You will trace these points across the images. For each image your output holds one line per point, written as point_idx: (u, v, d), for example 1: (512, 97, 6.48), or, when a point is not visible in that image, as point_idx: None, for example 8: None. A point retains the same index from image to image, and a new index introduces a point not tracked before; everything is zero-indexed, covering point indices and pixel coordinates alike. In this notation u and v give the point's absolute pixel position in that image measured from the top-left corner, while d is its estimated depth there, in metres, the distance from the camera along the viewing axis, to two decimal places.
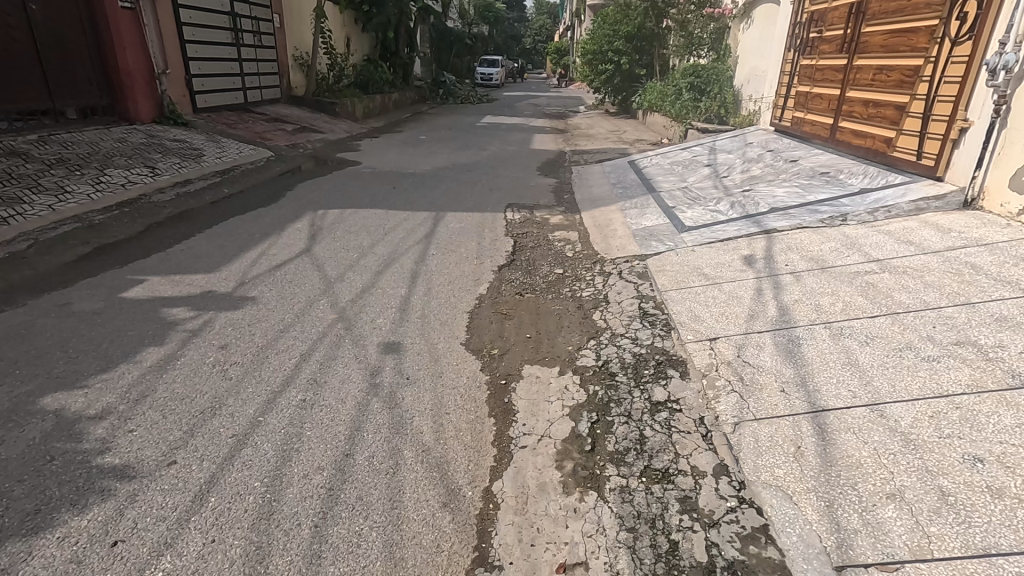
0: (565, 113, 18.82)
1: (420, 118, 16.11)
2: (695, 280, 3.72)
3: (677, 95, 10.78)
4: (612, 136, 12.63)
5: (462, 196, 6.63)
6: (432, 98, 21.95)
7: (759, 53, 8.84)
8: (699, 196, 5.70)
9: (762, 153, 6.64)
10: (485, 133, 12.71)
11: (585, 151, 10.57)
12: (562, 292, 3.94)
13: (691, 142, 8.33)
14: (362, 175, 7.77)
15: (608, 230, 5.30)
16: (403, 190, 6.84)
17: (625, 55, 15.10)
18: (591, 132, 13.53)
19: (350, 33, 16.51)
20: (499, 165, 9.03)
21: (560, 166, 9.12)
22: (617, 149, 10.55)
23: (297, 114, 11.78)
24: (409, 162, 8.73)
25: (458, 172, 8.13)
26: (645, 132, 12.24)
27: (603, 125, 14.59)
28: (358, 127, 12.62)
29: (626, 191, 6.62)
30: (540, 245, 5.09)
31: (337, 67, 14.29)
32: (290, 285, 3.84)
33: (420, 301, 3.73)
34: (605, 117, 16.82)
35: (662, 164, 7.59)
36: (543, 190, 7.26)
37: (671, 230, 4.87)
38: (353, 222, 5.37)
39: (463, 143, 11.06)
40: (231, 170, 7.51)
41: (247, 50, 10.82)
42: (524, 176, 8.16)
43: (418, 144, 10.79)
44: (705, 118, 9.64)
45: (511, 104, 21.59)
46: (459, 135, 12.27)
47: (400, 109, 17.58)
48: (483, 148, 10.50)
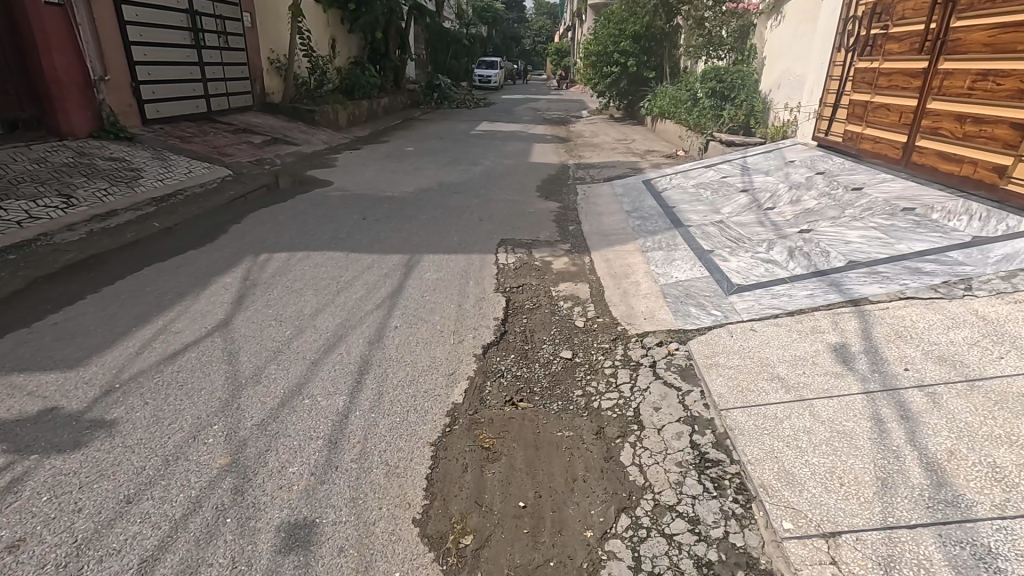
0: (567, 119, 17.62)
1: (410, 125, 14.95)
2: (770, 391, 2.52)
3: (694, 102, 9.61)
4: (620, 145, 11.43)
5: (445, 229, 5.44)
6: (425, 103, 20.74)
7: (792, 53, 7.63)
8: (741, 235, 4.51)
9: (811, 177, 5.44)
10: (479, 144, 11.53)
11: (590, 165, 9.38)
12: (571, 401, 2.74)
13: (716, 158, 7.11)
14: (329, 199, 6.58)
15: (627, 283, 4.11)
16: (374, 222, 5.63)
17: (632, 58, 13.94)
18: (597, 141, 12.35)
19: (335, 33, 15.36)
20: (493, 184, 7.84)
21: (563, 185, 7.93)
22: (627, 163, 9.36)
23: (270, 124, 10.60)
24: (388, 182, 7.54)
25: (444, 195, 6.94)
26: (656, 143, 11.05)
27: (609, 133, 13.40)
28: (339, 137, 11.44)
29: (645, 223, 5.41)
30: (539, 306, 3.90)
31: (318, 71, 13.10)
32: (177, 395, 2.65)
33: (363, 421, 2.54)
34: (610, 123, 15.63)
35: (685, 186, 6.38)
36: (543, 219, 6.07)
37: (713, 289, 3.67)
38: (298, 274, 4.17)
39: (454, 155, 9.88)
40: (173, 194, 6.33)
41: (210, 52, 9.64)
42: (521, 199, 6.97)
43: (404, 157, 9.61)
44: (729, 129, 8.45)
45: (510, 109, 20.38)
46: (450, 146, 11.09)
47: (390, 115, 16.42)
48: (476, 162, 9.33)
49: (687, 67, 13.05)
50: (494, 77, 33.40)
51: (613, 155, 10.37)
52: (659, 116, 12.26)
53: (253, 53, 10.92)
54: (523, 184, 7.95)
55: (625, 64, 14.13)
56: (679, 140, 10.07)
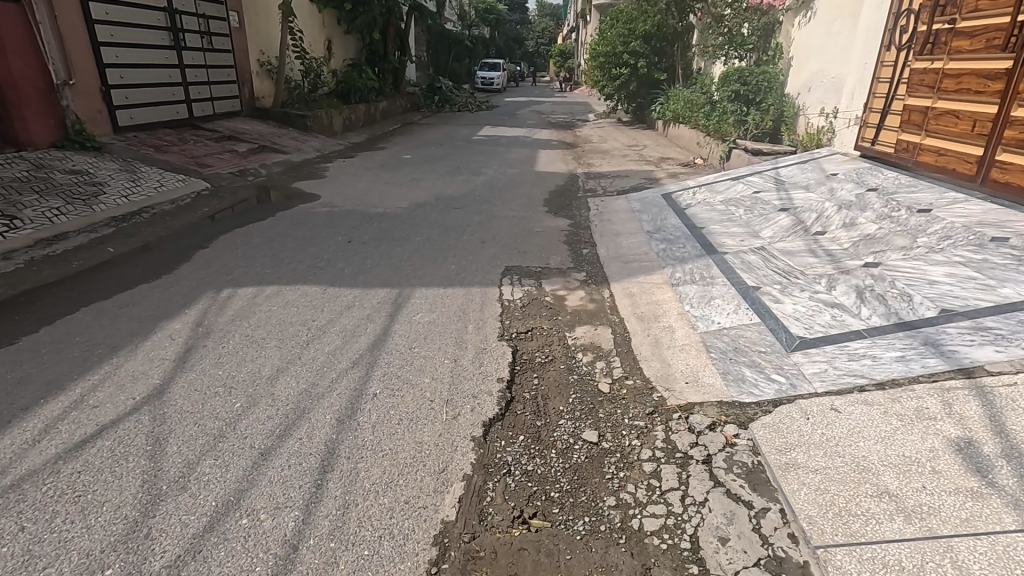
0: (573, 123, 16.89)
1: (409, 130, 14.28)
2: (884, 516, 1.81)
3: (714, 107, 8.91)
4: (631, 152, 10.72)
5: (442, 256, 4.74)
6: (425, 106, 20.07)
7: (826, 53, 6.92)
8: (791, 267, 3.81)
9: (862, 194, 4.73)
10: (482, 150, 10.85)
11: (601, 175, 8.67)
12: (602, 516, 2.04)
13: (744, 170, 6.41)
14: (313, 217, 5.90)
15: (659, 329, 3.41)
16: (361, 246, 4.94)
17: (642, 59, 13.23)
18: (606, 147, 11.66)
19: (331, 34, 14.73)
20: (496, 197, 7.14)
21: (573, 198, 7.22)
22: (641, 172, 8.65)
23: (258, 130, 9.93)
24: (381, 195, 6.85)
25: (442, 211, 6.26)
26: (670, 150, 10.34)
27: (619, 139, 12.69)
28: (333, 144, 10.77)
29: (671, 248, 4.71)
30: (553, 360, 3.21)
31: (311, 73, 12.45)
32: (70, 512, 1.96)
33: (320, 554, 1.85)
34: (619, 128, 14.92)
35: (712, 203, 5.67)
36: (553, 240, 5.37)
37: (769, 344, 2.97)
38: (263, 318, 3.48)
39: (454, 164, 9.20)
40: (139, 211, 5.66)
41: (192, 54, 8.98)
42: (528, 216, 6.27)
43: (399, 166, 8.92)
44: (754, 136, 7.75)
45: (513, 112, 19.69)
46: (451, 153, 10.41)
47: (389, 119, 15.77)
48: (478, 172, 8.63)
49: (701, 68, 12.34)
50: (497, 79, 32.74)
51: (625, 163, 9.65)
52: (673, 120, 11.54)
53: (241, 55, 10.27)
54: (529, 197, 7.25)
55: (635, 66, 13.42)
56: (696, 148, 9.35)
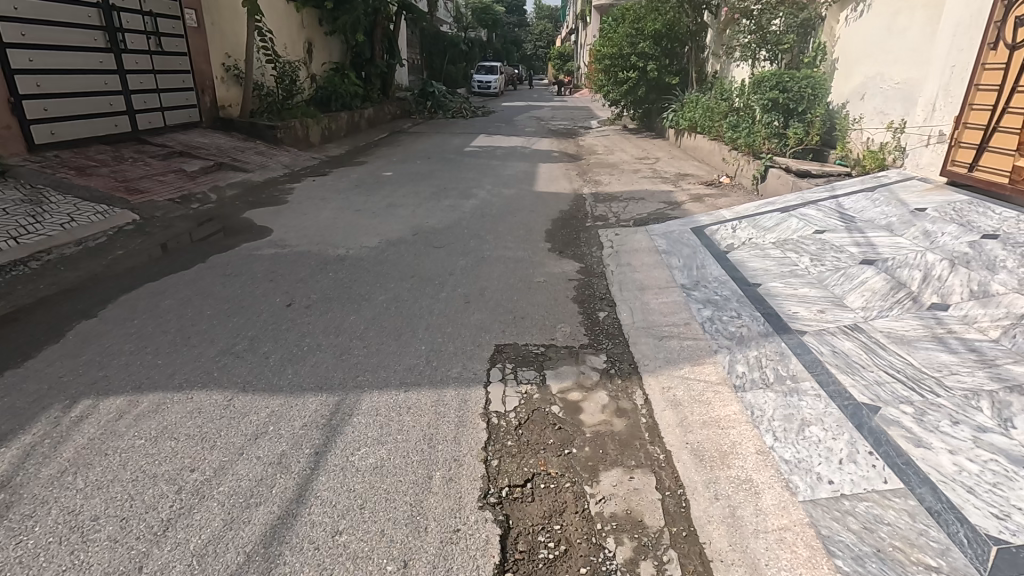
0: (575, 131, 15.62)
1: (397, 140, 13.08)
2: None
3: (744, 119, 7.69)
4: (643, 167, 9.49)
5: (410, 330, 3.50)
6: (417, 113, 18.84)
7: (889, 53, 5.68)
8: (916, 369, 2.58)
9: (978, 243, 3.51)
10: (475, 165, 9.64)
11: (611, 197, 7.46)
12: None
13: (794, 200, 5.19)
14: (255, 262, 4.67)
15: (733, 485, 2.18)
16: (305, 312, 3.70)
17: (653, 62, 11.96)
18: (614, 160, 10.45)
19: (312, 36, 13.54)
20: (487, 229, 5.91)
21: (581, 230, 6.00)
22: (657, 193, 7.44)
23: (217, 145, 8.72)
24: (347, 229, 5.63)
25: (420, 252, 5.03)
26: (688, 165, 9.10)
27: (628, 150, 11.46)
28: (305, 159, 9.55)
29: (722, 318, 3.48)
30: (569, 553, 1.97)
31: (286, 78, 11.23)
32: None
33: None
34: (625, 137, 13.67)
35: (763, 247, 4.44)
36: (558, 298, 4.14)
37: (941, 550, 1.74)
38: (112, 470, 2.22)
39: (441, 184, 7.97)
40: (28, 258, 4.42)
41: (135, 58, 7.79)
42: (526, 257, 5.05)
43: (378, 187, 7.70)
44: (795, 154, 6.53)
45: (510, 119, 18.44)
46: (440, 169, 9.20)
47: (376, 128, 14.56)
48: (468, 194, 7.41)
49: (722, 72, 11.05)
50: (494, 83, 31.50)
51: (638, 181, 8.42)
52: (689, 130, 10.28)
53: (199, 58, 9.06)
54: (527, 228, 6.02)
55: (644, 69, 12.15)
56: (722, 164, 8.11)
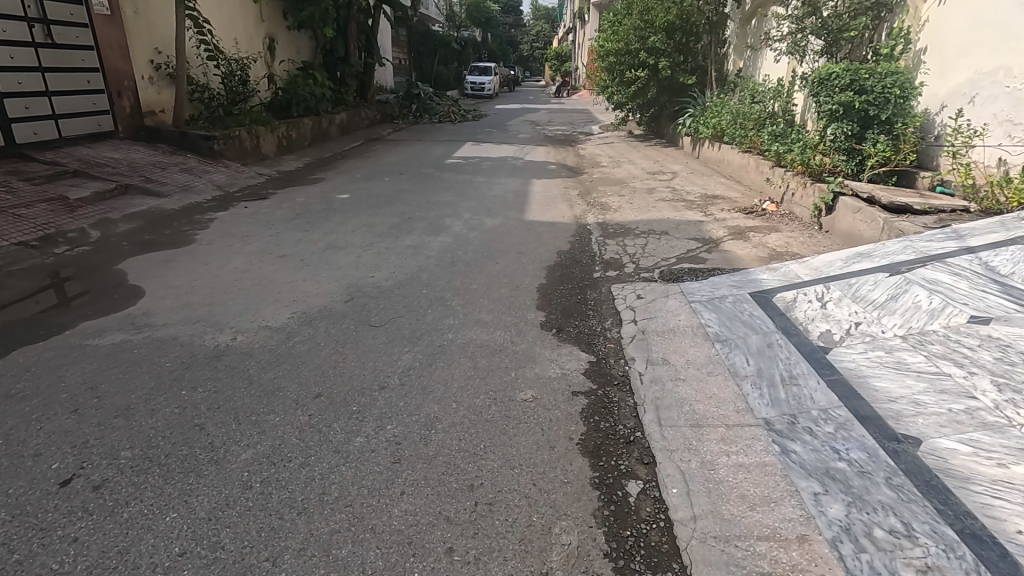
0: (576, 138, 13.89)
1: (371, 150, 11.40)
2: None
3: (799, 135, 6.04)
4: (659, 185, 7.81)
5: (269, 560, 1.82)
6: (400, 117, 17.13)
7: (1022, 37, 3.99)
8: None
9: None
10: (455, 183, 7.96)
11: (625, 229, 5.79)
12: None
13: (906, 255, 3.51)
14: (77, 360, 2.97)
15: None
16: (89, 504, 2.01)
17: (666, 59, 10.26)
18: (622, 175, 8.79)
19: (274, 31, 11.93)
20: (457, 284, 4.23)
21: (588, 286, 4.33)
22: (684, 223, 5.78)
23: (131, 160, 7.04)
24: (253, 290, 3.95)
25: (348, 335, 3.34)
26: (716, 185, 7.42)
27: (638, 162, 9.77)
28: (248, 177, 7.87)
29: (875, 530, 1.81)
30: None
31: (235, 79, 9.55)
32: None
33: None
34: (633, 145, 11.95)
35: (888, 344, 2.76)
36: (556, 444, 2.45)
37: None
38: None
39: (407, 210, 6.28)
40: None
41: (11, 53, 6.47)
42: (507, 342, 3.36)
43: (326, 215, 6.03)
44: (874, 180, 4.87)
45: (503, 124, 16.74)
46: (411, 188, 7.53)
47: (351, 135, 12.90)
48: (440, 226, 5.72)
49: (750, 70, 9.33)
50: (488, 84, 29.75)
51: (656, 204, 6.75)
52: (713, 138, 8.58)
53: (110, 52, 7.43)
54: (513, 281, 4.34)
55: (655, 66, 10.44)
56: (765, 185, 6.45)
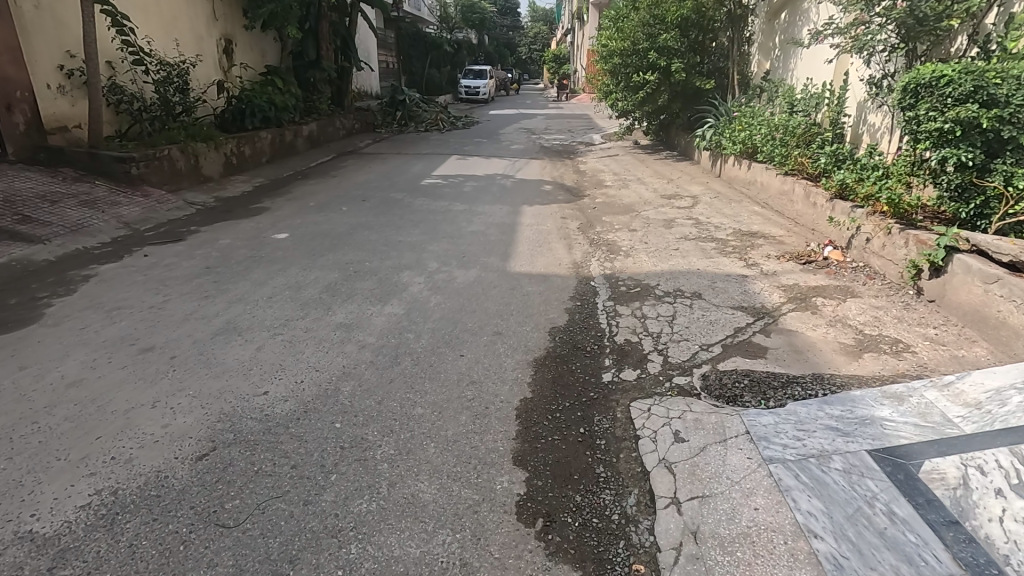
0: (575, 149, 12.40)
1: (341, 166, 9.94)
2: None
3: (873, 168, 4.65)
4: (679, 215, 6.34)
5: None
6: (383, 126, 15.70)
7: None
8: None
9: None
10: (428, 214, 6.49)
11: (641, 288, 4.32)
12: None
13: None
14: None
15: None
16: None
17: (681, 60, 8.80)
18: (631, 199, 7.32)
19: (231, 33, 10.52)
20: (392, 409, 2.75)
21: (595, 404, 2.85)
22: (720, 280, 4.31)
23: (14, 191, 5.62)
24: (56, 432, 2.46)
25: (161, 561, 1.85)
26: (750, 217, 5.94)
27: (649, 182, 8.28)
28: (171, 208, 6.41)
29: None
30: None
31: (174, 87, 8.12)
32: None
33: None
34: (641, 158, 10.46)
35: None
36: None
37: None
38: None
39: (354, 259, 4.81)
40: None
41: None
42: (450, 566, 1.89)
43: (244, 269, 4.56)
44: (1004, 232, 3.39)
45: (496, 133, 15.26)
46: (372, 222, 6.05)
47: (322, 149, 11.47)
48: (391, 287, 4.25)
49: (784, 74, 7.87)
50: (483, 88, 28.24)
51: (678, 245, 5.27)
52: (742, 155, 7.11)
53: None
54: (477, 397, 2.87)
55: (667, 68, 8.99)
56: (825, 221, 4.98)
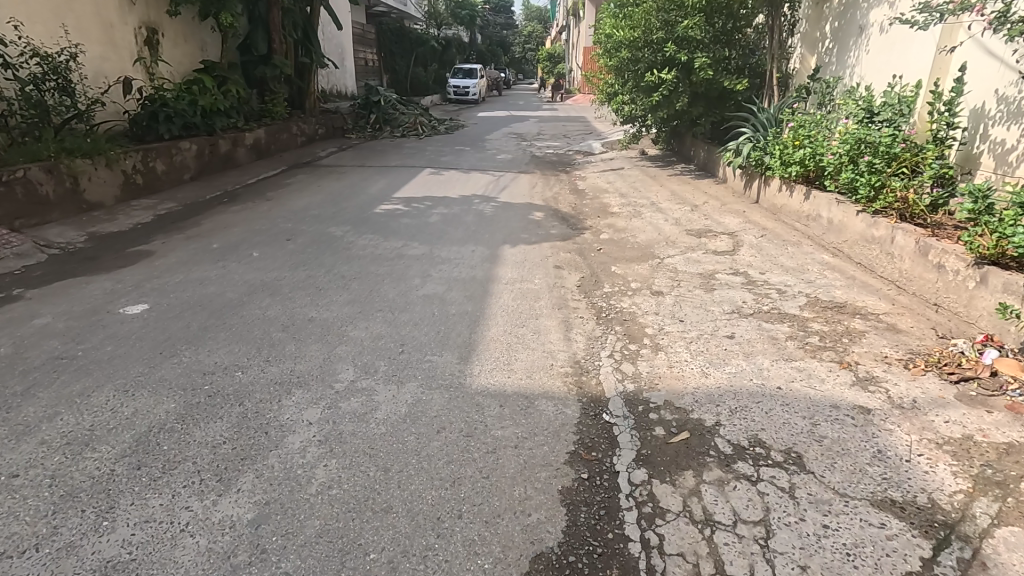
0: (573, 160, 10.60)
1: (285, 183, 8.10)
2: None
3: None
4: (720, 267, 4.54)
5: None
6: (354, 131, 13.89)
7: None
8: None
9: None
10: (371, 263, 4.68)
11: (690, 434, 2.52)
12: None
13: None
14: None
15: None
16: None
17: (706, 54, 7.05)
18: (648, 236, 5.56)
19: (155, 20, 8.69)
20: None
21: None
22: (826, 420, 2.51)
23: None
24: None
25: None
26: (825, 275, 4.15)
27: (668, 209, 6.49)
28: (7, 255, 4.60)
29: None
30: None
31: (56, 86, 6.29)
32: None
33: None
34: (653, 172, 8.69)
35: None
36: None
37: None
38: None
39: (220, 365, 2.99)
40: None
41: None
42: None
43: (21, 389, 2.72)
44: None
45: (483, 139, 13.45)
46: (283, 281, 4.22)
47: (271, 161, 9.65)
48: (250, 439, 2.42)
49: (848, 70, 6.13)
50: (472, 88, 26.39)
51: (732, 328, 3.48)
52: (797, 179, 5.33)
53: None
54: None
55: (687, 63, 7.24)
56: (967, 298, 3.21)
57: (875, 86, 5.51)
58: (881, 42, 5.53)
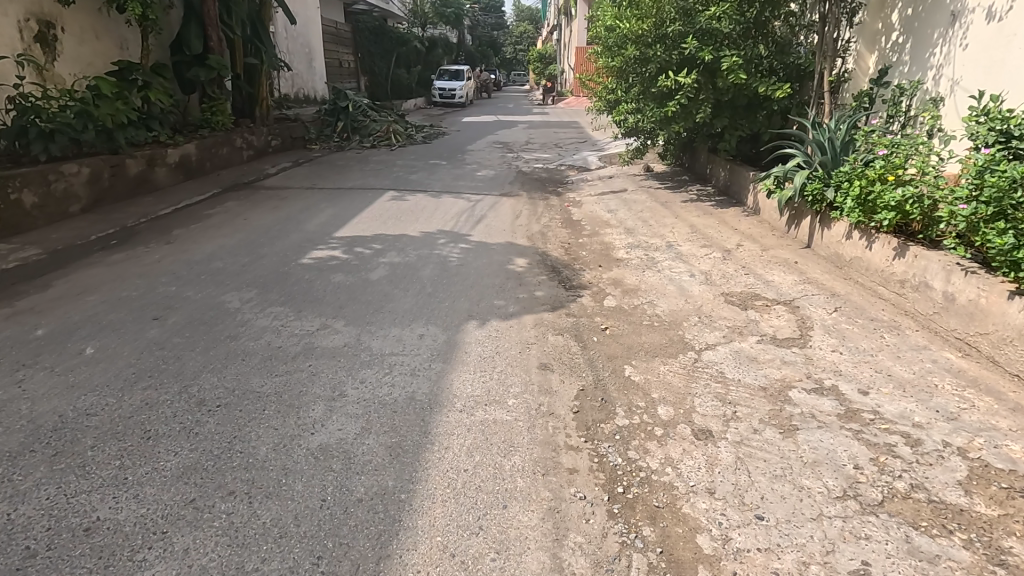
0: (566, 178, 9.02)
1: (205, 214, 6.47)
2: None
3: None
4: (792, 375, 2.97)
5: None
6: (318, 141, 12.27)
7: None
8: None
9: None
10: (260, 367, 3.07)
11: None
12: None
13: None
14: None
15: None
16: None
17: (736, 52, 5.53)
18: (673, 303, 3.99)
19: (47, 10, 7.00)
20: None
21: None
22: None
23: None
24: None
25: None
26: (972, 404, 2.59)
27: (691, 255, 4.91)
28: None
29: None
30: None
31: None
32: None
33: None
34: (664, 196, 7.13)
35: None
36: None
37: None
38: None
39: None
40: None
41: None
42: None
43: None
44: None
45: (464, 150, 11.86)
46: (96, 416, 2.59)
47: (204, 182, 8.01)
48: None
49: (933, 73, 4.59)
50: (459, 91, 24.81)
51: (857, 547, 1.90)
52: (885, 228, 3.78)
53: None
54: None
55: (711, 63, 5.71)
56: None
57: (1008, 98, 3.94)
58: (998, 37, 4.00)
